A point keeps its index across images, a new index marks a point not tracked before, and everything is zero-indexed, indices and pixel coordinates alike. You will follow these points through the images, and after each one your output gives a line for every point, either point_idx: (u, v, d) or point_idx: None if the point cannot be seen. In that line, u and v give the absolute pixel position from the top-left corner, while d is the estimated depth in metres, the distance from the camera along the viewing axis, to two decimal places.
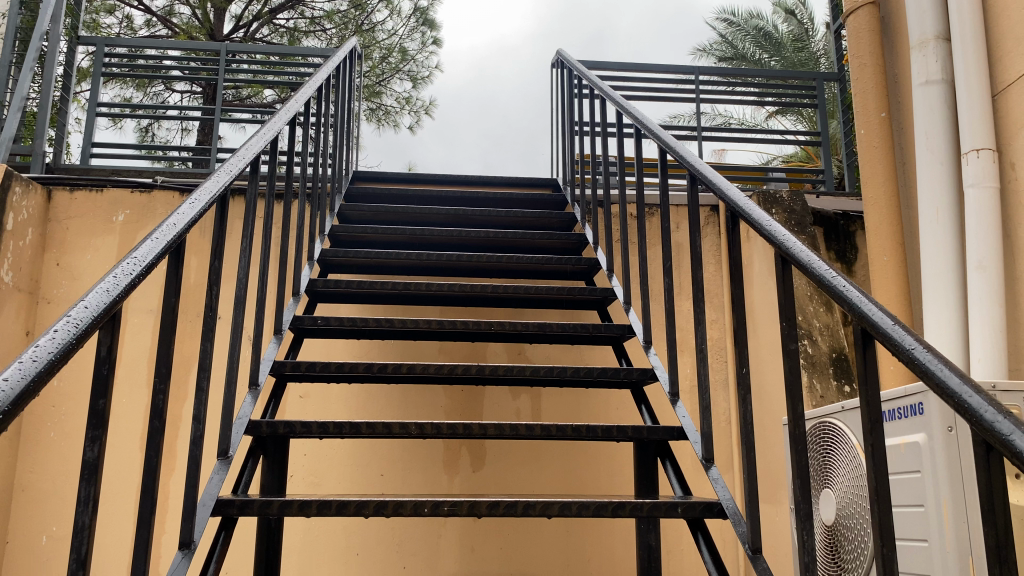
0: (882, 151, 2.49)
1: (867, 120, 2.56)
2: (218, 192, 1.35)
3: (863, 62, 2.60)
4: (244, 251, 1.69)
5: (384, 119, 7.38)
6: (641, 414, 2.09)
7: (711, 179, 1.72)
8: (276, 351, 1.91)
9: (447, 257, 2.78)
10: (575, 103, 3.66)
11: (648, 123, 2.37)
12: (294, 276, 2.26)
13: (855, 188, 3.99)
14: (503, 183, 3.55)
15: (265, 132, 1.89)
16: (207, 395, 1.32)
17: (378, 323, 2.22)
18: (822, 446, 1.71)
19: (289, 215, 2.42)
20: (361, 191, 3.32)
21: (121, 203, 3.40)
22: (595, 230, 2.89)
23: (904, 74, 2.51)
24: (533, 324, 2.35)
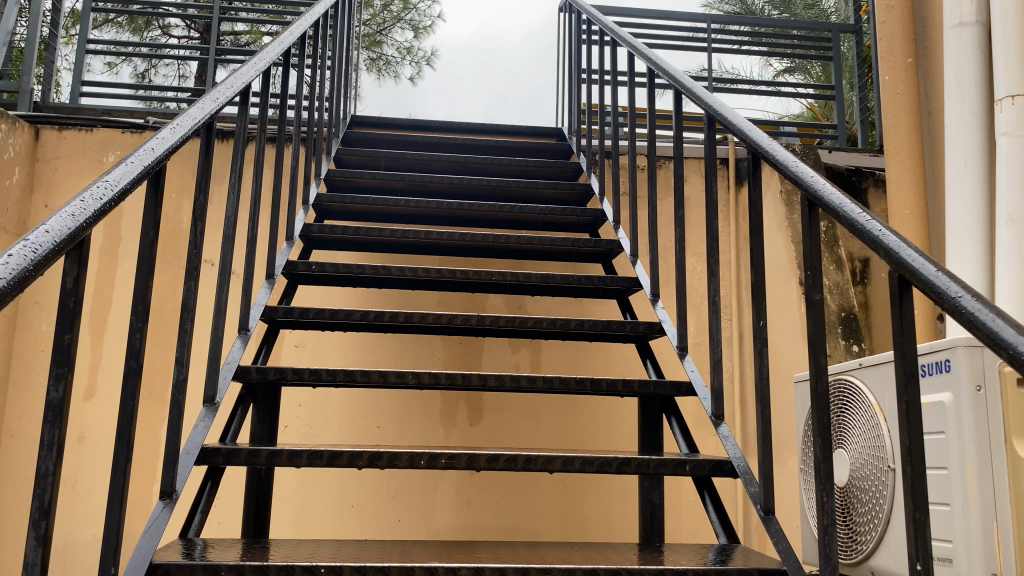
0: (906, 99, 2.39)
1: (892, 66, 2.45)
2: (203, 120, 1.26)
3: (890, 3, 2.49)
4: (234, 188, 1.60)
5: (384, 69, 7.24)
6: (646, 369, 2.01)
7: (728, 117, 1.62)
8: (268, 295, 1.83)
9: (448, 206, 2.69)
10: (583, 49, 3.53)
11: (662, 66, 2.26)
12: (289, 219, 2.17)
13: (867, 145, 3.88)
14: (506, 132, 3.44)
15: (257, 63, 1.78)
16: (191, 337, 1.24)
17: (375, 270, 2.13)
18: (837, 405, 1.64)
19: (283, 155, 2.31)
20: (360, 135, 3.21)
21: (111, 144, 3.29)
22: (601, 180, 2.79)
23: (934, 18, 2.40)
24: (536, 275, 2.27)
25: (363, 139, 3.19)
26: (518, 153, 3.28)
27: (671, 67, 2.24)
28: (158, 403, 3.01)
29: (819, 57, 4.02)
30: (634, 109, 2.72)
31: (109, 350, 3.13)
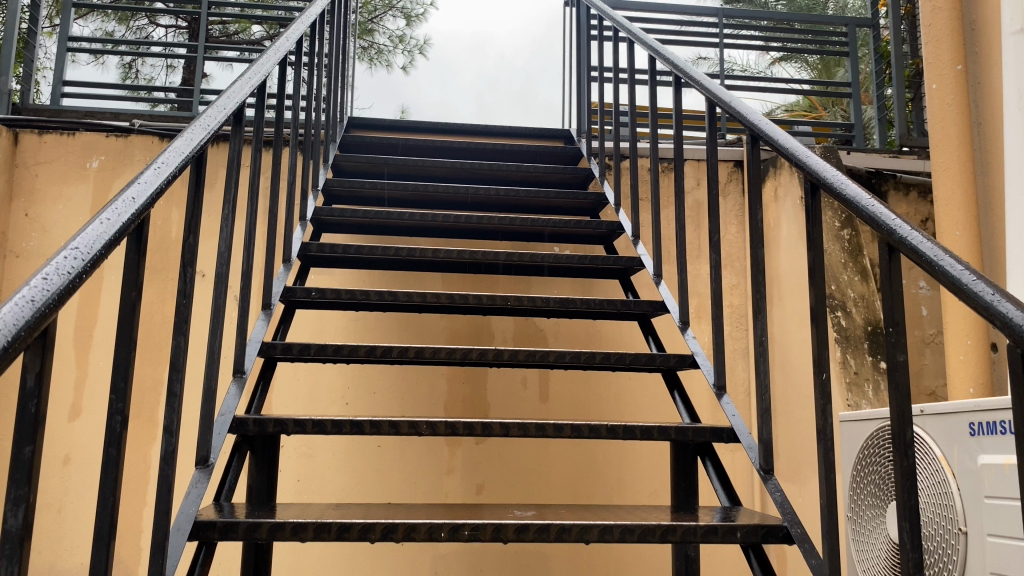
0: (956, 110, 2.30)
1: (939, 74, 2.36)
2: (191, 152, 1.10)
3: (937, 6, 2.39)
4: (229, 216, 1.41)
5: (376, 58, 7.06)
6: (677, 408, 1.83)
7: (764, 128, 1.46)
8: (264, 327, 1.68)
9: (454, 219, 2.54)
10: (591, 46, 3.36)
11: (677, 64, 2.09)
12: (286, 240, 2.00)
13: (884, 144, 3.73)
14: (511, 134, 3.29)
15: (253, 75, 1.61)
16: (181, 401, 1.08)
17: (379, 296, 1.98)
18: (886, 452, 1.49)
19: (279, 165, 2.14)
20: (357, 139, 3.04)
21: (95, 148, 3.12)
22: (616, 190, 2.62)
23: (985, 22, 2.31)
24: (553, 299, 2.12)
25: (358, 142, 3.01)
26: (524, 157, 3.12)
27: (686, 66, 2.06)
28: (148, 423, 2.86)
29: (834, 52, 3.85)
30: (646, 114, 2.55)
31: (95, 368, 2.98)
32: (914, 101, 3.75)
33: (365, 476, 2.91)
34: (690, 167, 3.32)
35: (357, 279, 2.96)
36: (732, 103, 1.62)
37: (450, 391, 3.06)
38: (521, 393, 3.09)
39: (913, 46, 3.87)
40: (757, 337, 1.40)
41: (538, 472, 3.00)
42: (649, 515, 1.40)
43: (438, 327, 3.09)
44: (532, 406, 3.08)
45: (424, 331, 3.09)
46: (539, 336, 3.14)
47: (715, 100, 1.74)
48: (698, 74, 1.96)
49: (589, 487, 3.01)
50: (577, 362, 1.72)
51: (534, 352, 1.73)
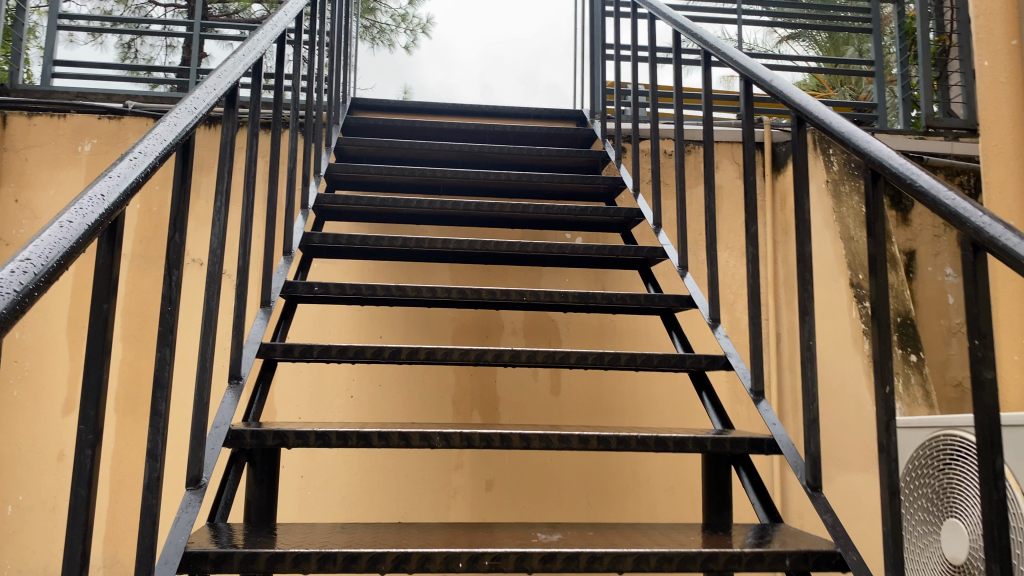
0: (1009, 91, 2.19)
1: (992, 52, 2.26)
2: (173, 141, 0.96)
3: None
4: (223, 205, 1.27)
5: (378, 37, 6.86)
6: (703, 407, 1.68)
7: (813, 110, 1.31)
8: (264, 327, 1.56)
9: (463, 206, 2.40)
10: (605, 23, 3.21)
11: (703, 37, 1.94)
12: (285, 230, 1.86)
13: (910, 126, 3.57)
14: (522, 115, 3.14)
15: (245, 50, 1.46)
16: (166, 421, 0.96)
17: (386, 290, 1.85)
18: (939, 464, 1.38)
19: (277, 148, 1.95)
20: (360, 122, 2.90)
21: (86, 132, 2.99)
22: (635, 174, 2.48)
23: None
24: (572, 293, 1.95)
25: (361, 124, 2.87)
26: (535, 140, 2.98)
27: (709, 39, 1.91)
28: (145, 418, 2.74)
29: (857, 30, 3.69)
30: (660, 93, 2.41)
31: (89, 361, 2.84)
32: (941, 81, 3.60)
33: (370, 473, 2.80)
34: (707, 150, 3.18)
35: (362, 269, 2.84)
36: (773, 82, 1.47)
37: (459, 384, 2.94)
38: (532, 385, 2.97)
39: (940, 23, 3.71)
40: (803, 340, 1.28)
41: (551, 468, 2.89)
42: (683, 536, 1.28)
43: (445, 318, 2.98)
44: (544, 400, 2.97)
45: (431, 322, 2.97)
46: (550, 327, 3.02)
47: (750, 77, 1.59)
48: (726, 48, 1.81)
49: (603, 483, 2.90)
50: (600, 364, 1.59)
51: (553, 352, 1.59)
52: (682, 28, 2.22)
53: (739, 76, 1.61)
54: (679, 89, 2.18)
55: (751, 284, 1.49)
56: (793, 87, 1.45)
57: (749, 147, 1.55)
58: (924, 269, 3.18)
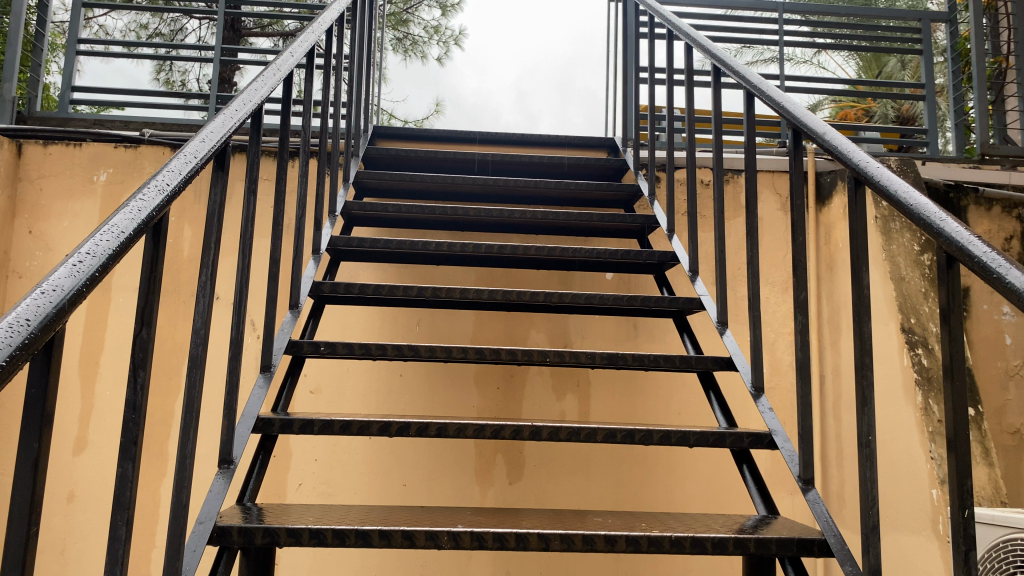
0: None
1: None
2: (136, 230, 0.82)
3: None
4: (205, 282, 1.09)
5: (411, 50, 6.79)
6: (744, 481, 1.53)
7: (872, 172, 1.14)
8: (260, 398, 1.42)
9: (487, 248, 2.11)
10: (639, 46, 3.05)
11: (740, 70, 1.76)
12: (293, 281, 1.71)
13: (963, 153, 3.38)
14: (552, 144, 3.00)
15: (246, 99, 1.30)
16: (125, 548, 0.84)
17: (397, 351, 1.62)
18: (1010, 569, 1.58)
19: (282, 182, 1.69)
20: (381, 152, 2.77)
21: (102, 161, 2.91)
22: (669, 213, 2.27)
23: None
24: (601, 354, 1.67)
25: (382, 155, 2.74)
26: (563, 170, 2.83)
27: (750, 72, 1.74)
28: (157, 458, 2.64)
29: (907, 51, 3.50)
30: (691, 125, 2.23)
31: (101, 399, 2.74)
32: (997, 105, 3.39)
33: None
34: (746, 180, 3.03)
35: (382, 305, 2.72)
36: (825, 134, 1.30)
37: None
38: None
39: (996, 43, 3.50)
40: (862, 435, 1.12)
41: None
42: None
43: None
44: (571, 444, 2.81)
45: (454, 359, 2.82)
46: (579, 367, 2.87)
47: (797, 125, 1.43)
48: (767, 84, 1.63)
49: None
50: (630, 441, 1.42)
51: (578, 429, 1.42)
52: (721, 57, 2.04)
53: (784, 122, 1.45)
54: (719, 118, 1.98)
55: (799, 358, 1.34)
56: (849, 141, 1.28)
57: (798, 204, 1.39)
58: (978, 306, 2.99)
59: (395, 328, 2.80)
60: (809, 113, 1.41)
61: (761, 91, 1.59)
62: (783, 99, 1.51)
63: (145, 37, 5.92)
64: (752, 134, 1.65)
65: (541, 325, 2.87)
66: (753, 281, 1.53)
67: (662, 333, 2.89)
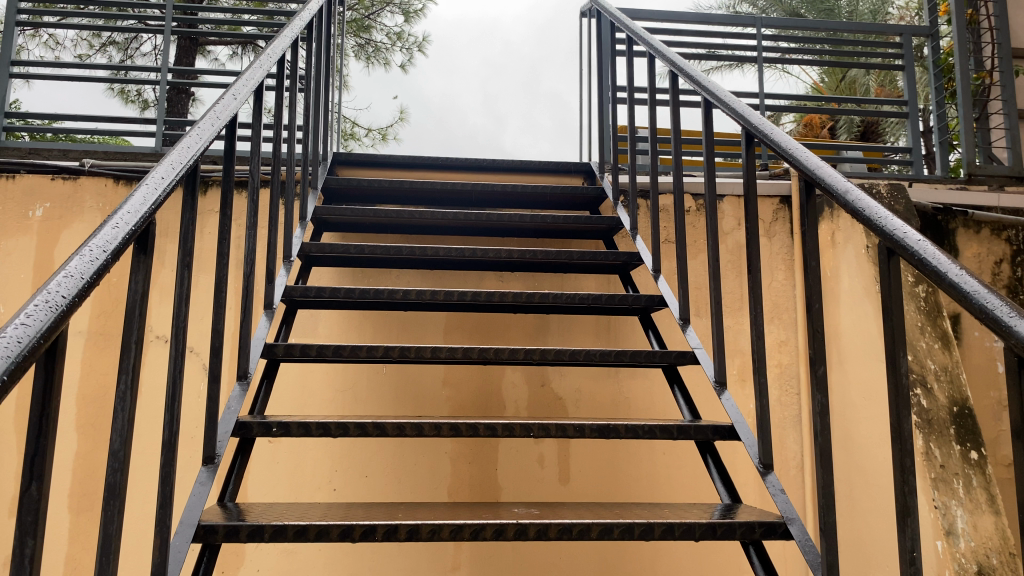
0: None
1: None
2: (14, 369, 0.63)
3: None
4: (123, 392, 0.90)
5: (373, 57, 6.60)
6: (753, 567, 1.36)
7: (916, 248, 0.97)
8: (202, 498, 1.23)
9: (458, 295, 1.92)
10: (614, 63, 2.89)
11: (726, 100, 1.58)
12: (241, 345, 1.51)
13: (947, 171, 3.27)
14: (526, 170, 2.83)
15: (180, 153, 1.10)
16: None
17: (359, 428, 1.42)
18: None
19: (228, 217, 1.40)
20: (342, 183, 2.58)
21: (38, 194, 2.68)
22: (654, 250, 2.06)
23: None
24: (590, 425, 1.48)
25: (344, 185, 2.55)
26: (537, 198, 2.66)
27: (738, 102, 1.56)
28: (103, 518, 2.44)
29: (888, 67, 3.40)
30: (679, 130, 2.03)
31: None
32: (982, 124, 3.29)
33: None
34: (729, 205, 2.89)
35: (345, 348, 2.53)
36: (846, 191, 1.13)
37: (455, 473, 2.61)
38: (538, 474, 2.65)
39: (979, 57, 3.40)
40: (904, 550, 0.97)
41: (560, 568, 2.52)
42: None
43: (439, 398, 2.63)
44: (551, 489, 2.64)
45: (423, 402, 2.62)
46: (557, 406, 2.68)
47: (807, 174, 1.25)
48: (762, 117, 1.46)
49: None
50: (630, 536, 1.25)
51: (570, 525, 1.25)
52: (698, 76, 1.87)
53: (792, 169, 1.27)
54: (711, 146, 1.77)
55: (818, 443, 1.19)
56: (873, 197, 1.11)
57: (813, 266, 1.23)
58: (969, 334, 2.83)
59: (361, 371, 2.61)
60: (818, 159, 1.24)
61: (758, 128, 1.41)
62: (785, 141, 1.33)
63: (98, 46, 5.68)
64: (751, 174, 1.48)
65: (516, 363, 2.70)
66: (760, 346, 1.37)
67: (644, 369, 2.75)
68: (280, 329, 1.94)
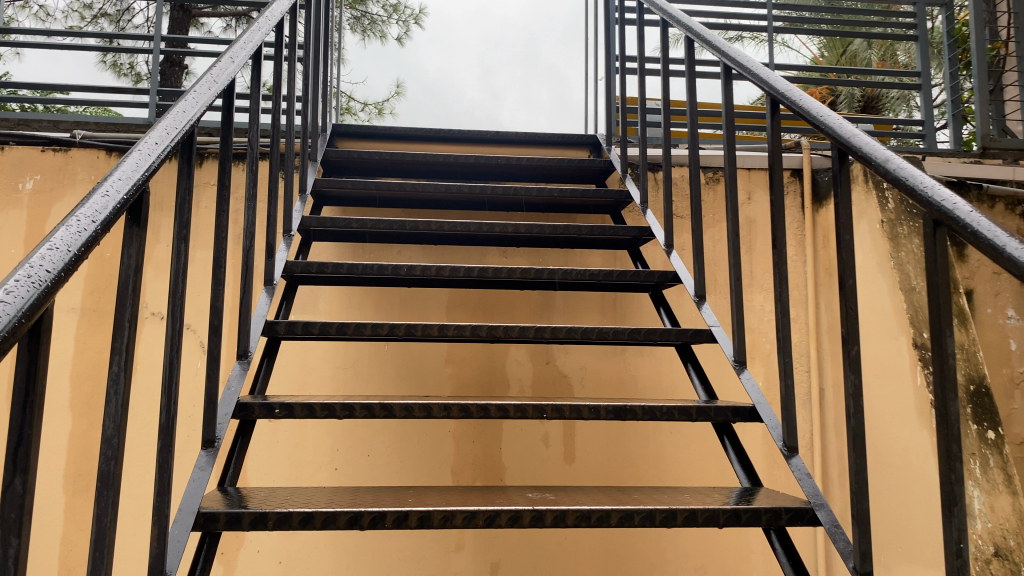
0: None
1: None
2: None
3: None
4: (116, 373, 0.84)
5: (370, 29, 6.42)
6: (776, 553, 1.31)
7: (969, 221, 0.90)
8: (201, 484, 1.17)
9: (463, 271, 1.86)
10: (623, 32, 2.80)
11: (749, 66, 1.51)
12: (241, 322, 1.45)
13: (960, 145, 3.20)
14: (531, 143, 2.75)
15: (175, 118, 1.02)
16: None
17: (366, 411, 1.36)
18: None
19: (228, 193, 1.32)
20: (342, 155, 2.50)
21: (28, 166, 2.60)
22: (666, 225, 1.99)
23: None
24: (606, 407, 1.42)
25: (343, 157, 2.46)
26: (543, 170, 2.58)
27: (762, 69, 1.48)
28: None
29: (900, 38, 3.31)
30: (696, 101, 1.96)
31: None
32: (996, 96, 3.15)
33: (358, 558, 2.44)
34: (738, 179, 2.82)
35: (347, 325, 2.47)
36: (887, 161, 1.06)
37: (459, 452, 2.56)
38: (543, 452, 2.60)
39: (994, 28, 3.31)
40: (950, 542, 0.92)
41: (565, 548, 2.48)
42: None
43: (443, 376, 2.57)
44: (557, 468, 2.59)
45: (425, 380, 2.56)
46: (563, 384, 2.62)
47: (842, 144, 1.17)
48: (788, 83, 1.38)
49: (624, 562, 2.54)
50: (651, 522, 1.20)
51: (588, 512, 1.19)
52: (714, 42, 1.79)
53: (826, 139, 1.19)
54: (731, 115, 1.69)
55: (852, 426, 1.13)
56: (916, 166, 1.03)
57: (846, 240, 1.16)
58: (982, 310, 2.77)
59: (362, 347, 2.55)
60: (854, 126, 1.17)
61: (785, 95, 1.33)
62: (816, 110, 1.26)
63: (90, 18, 5.56)
64: (776, 145, 1.41)
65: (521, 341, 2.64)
66: (785, 324, 1.31)
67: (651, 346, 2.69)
68: (280, 307, 1.87)
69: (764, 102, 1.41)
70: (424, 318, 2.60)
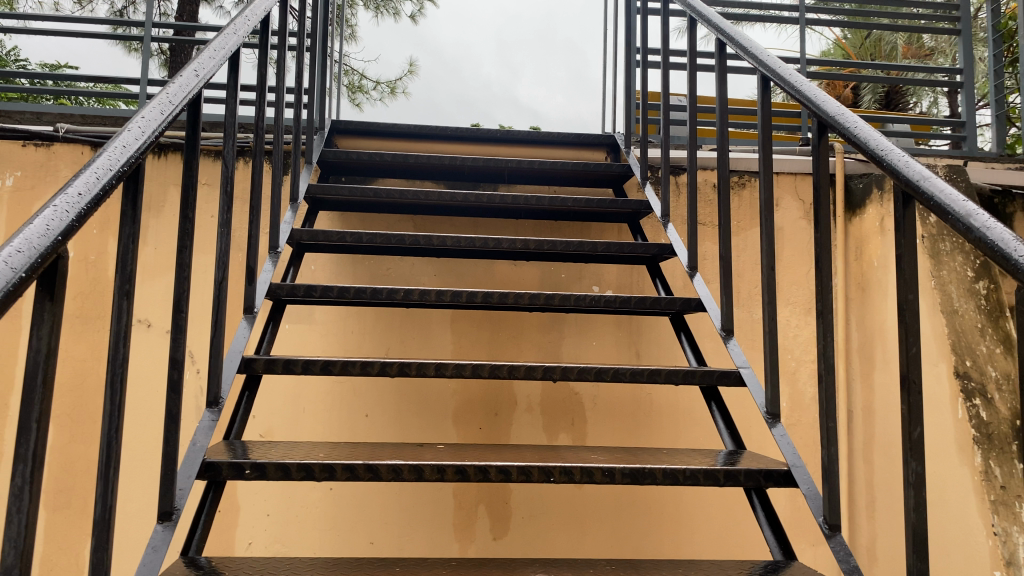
0: None
1: None
2: None
3: None
4: (20, 489, 0.68)
5: (382, 6, 6.24)
6: None
7: None
8: (153, 569, 1.01)
9: (464, 296, 1.69)
10: (644, 23, 2.59)
11: (791, 81, 1.32)
12: (212, 362, 1.29)
13: (1003, 147, 2.98)
14: (544, 143, 2.56)
15: (113, 152, 0.85)
16: None
17: (349, 473, 1.19)
18: None
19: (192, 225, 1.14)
20: (339, 156, 2.32)
21: (8, 162, 2.44)
22: (691, 246, 1.81)
23: None
24: (621, 470, 1.25)
25: (341, 158, 2.29)
26: (556, 174, 2.40)
27: (807, 85, 1.29)
28: (82, 516, 2.26)
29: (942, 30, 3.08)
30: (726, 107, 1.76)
31: None
32: None
33: None
34: None
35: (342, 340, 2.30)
36: (967, 215, 0.86)
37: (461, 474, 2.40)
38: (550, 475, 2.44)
39: None
40: None
41: None
42: None
43: (445, 393, 2.41)
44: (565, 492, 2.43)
45: (426, 397, 2.40)
46: (574, 403, 2.46)
47: (908, 187, 0.98)
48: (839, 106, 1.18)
49: None
50: None
51: None
52: (747, 47, 1.59)
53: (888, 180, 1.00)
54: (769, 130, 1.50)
55: (913, 522, 0.96)
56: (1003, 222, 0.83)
57: (910, 300, 0.99)
58: None
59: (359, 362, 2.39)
60: (921, 166, 0.98)
61: (837, 121, 1.14)
62: (875, 141, 1.07)
63: None
64: (824, 176, 1.22)
65: (529, 355, 2.47)
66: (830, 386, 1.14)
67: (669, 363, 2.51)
68: (266, 330, 1.71)
69: (811, 126, 1.23)
70: (426, 330, 2.44)
